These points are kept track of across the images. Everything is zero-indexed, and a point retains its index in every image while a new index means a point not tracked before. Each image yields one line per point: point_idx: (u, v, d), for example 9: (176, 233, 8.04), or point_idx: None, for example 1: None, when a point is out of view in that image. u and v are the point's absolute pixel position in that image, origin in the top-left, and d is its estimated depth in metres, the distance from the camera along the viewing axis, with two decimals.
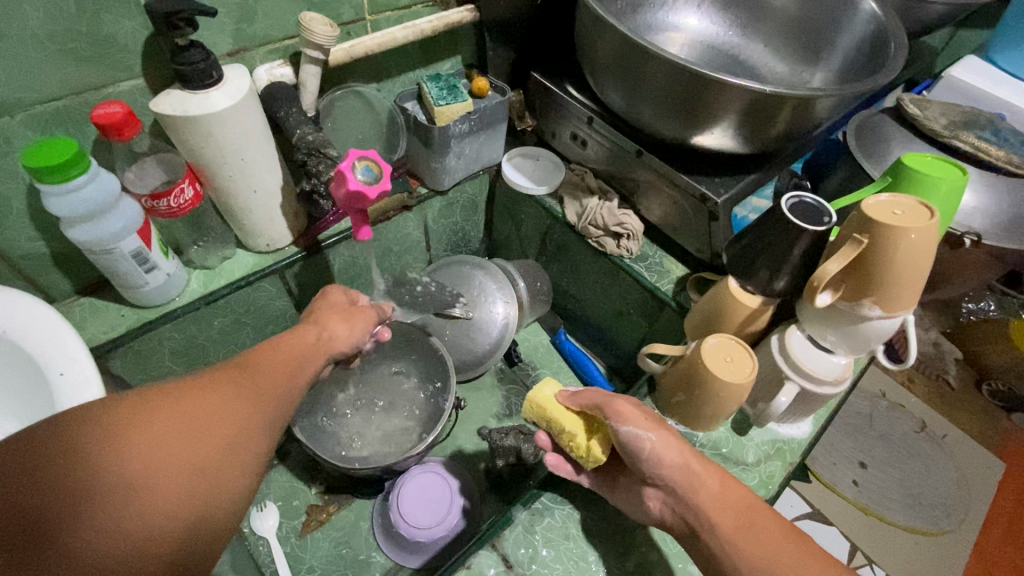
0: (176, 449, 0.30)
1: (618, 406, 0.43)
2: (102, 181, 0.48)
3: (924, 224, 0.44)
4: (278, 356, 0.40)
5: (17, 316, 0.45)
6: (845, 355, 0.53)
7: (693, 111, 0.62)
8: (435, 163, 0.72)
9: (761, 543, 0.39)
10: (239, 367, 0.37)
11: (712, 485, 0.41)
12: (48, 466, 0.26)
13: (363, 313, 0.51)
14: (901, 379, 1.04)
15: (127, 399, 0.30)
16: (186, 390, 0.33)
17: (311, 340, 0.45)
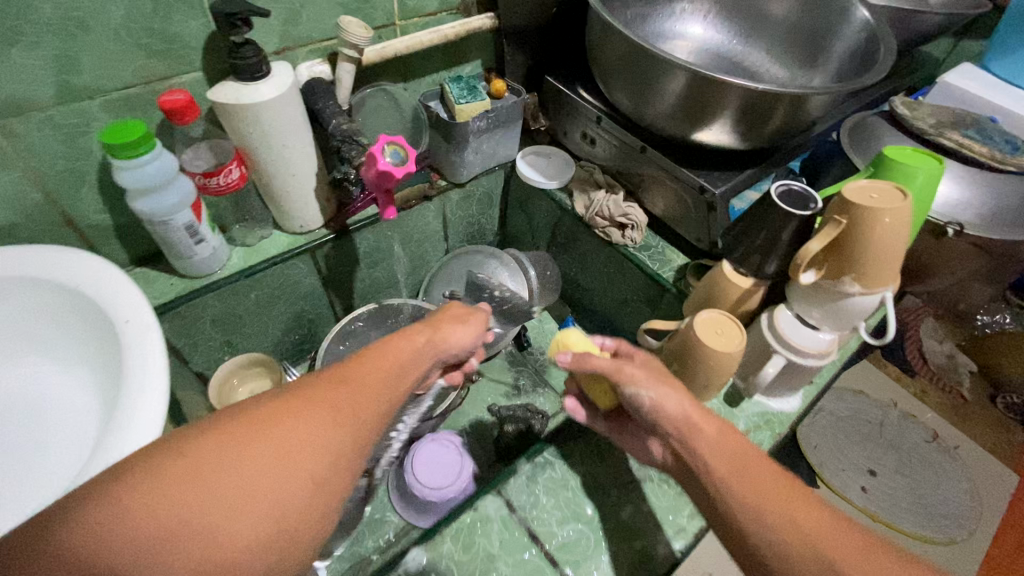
0: (258, 489, 0.31)
1: (624, 368, 0.46)
2: (165, 160, 0.55)
3: (900, 206, 0.48)
4: (380, 372, 0.40)
5: (89, 271, 0.51)
6: (831, 331, 0.57)
7: (694, 109, 0.67)
8: (454, 157, 0.78)
9: (753, 486, 0.38)
10: (340, 387, 0.37)
11: (710, 432, 0.42)
12: (144, 499, 0.28)
13: (475, 316, 0.50)
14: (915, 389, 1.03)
15: (220, 434, 0.32)
16: (275, 420, 0.34)
17: (416, 348, 0.44)
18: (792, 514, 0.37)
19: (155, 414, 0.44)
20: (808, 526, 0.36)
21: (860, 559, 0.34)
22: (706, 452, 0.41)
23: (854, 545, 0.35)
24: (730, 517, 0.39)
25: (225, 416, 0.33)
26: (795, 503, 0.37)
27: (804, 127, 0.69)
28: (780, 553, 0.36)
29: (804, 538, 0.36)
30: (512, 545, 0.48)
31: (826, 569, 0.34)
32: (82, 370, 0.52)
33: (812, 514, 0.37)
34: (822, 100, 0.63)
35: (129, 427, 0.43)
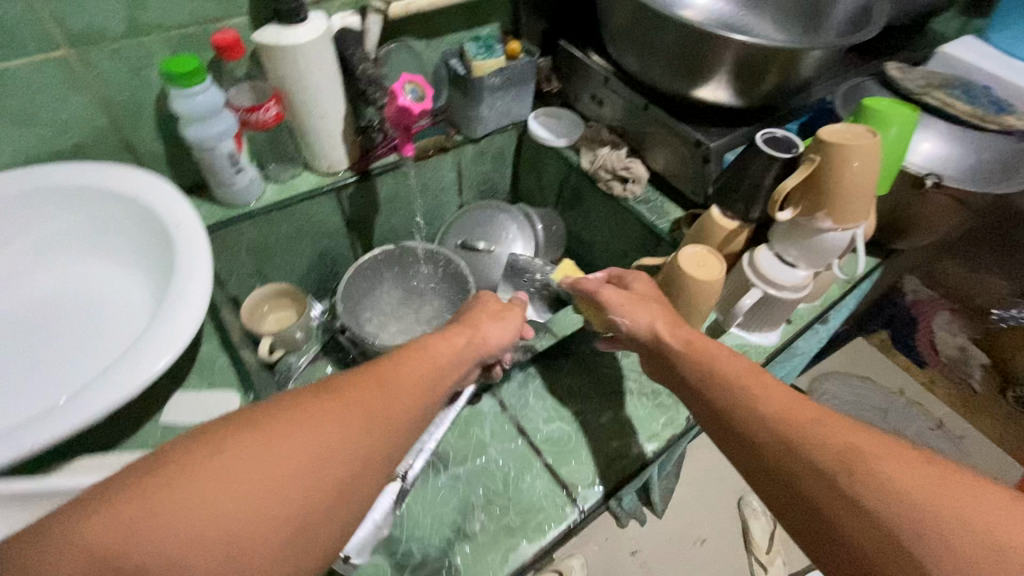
0: (284, 489, 0.33)
1: (607, 289, 0.58)
2: (213, 93, 0.62)
3: (870, 144, 0.53)
4: (409, 377, 0.43)
5: (146, 185, 0.59)
6: (806, 269, 0.62)
7: (694, 66, 0.71)
8: (470, 111, 0.84)
9: (719, 370, 0.48)
10: (371, 388, 0.40)
11: (676, 346, 0.52)
12: (173, 497, 0.30)
13: (511, 315, 0.57)
14: (926, 381, 1.52)
15: (253, 432, 0.34)
16: (306, 419, 0.36)
17: (442, 359, 0.47)
18: (767, 403, 0.44)
19: (200, 299, 0.51)
20: (778, 409, 0.43)
21: (818, 430, 0.41)
22: (702, 361, 0.50)
23: (817, 420, 0.41)
24: (717, 408, 0.47)
25: (257, 413, 0.35)
26: (772, 396, 0.45)
27: (798, 86, 0.74)
28: (753, 430, 0.43)
29: (774, 417, 0.43)
30: (501, 436, 0.56)
31: (789, 437, 0.41)
32: (128, 272, 0.59)
33: (785, 402, 0.44)
34: (813, 58, 0.68)
35: (179, 307, 0.50)
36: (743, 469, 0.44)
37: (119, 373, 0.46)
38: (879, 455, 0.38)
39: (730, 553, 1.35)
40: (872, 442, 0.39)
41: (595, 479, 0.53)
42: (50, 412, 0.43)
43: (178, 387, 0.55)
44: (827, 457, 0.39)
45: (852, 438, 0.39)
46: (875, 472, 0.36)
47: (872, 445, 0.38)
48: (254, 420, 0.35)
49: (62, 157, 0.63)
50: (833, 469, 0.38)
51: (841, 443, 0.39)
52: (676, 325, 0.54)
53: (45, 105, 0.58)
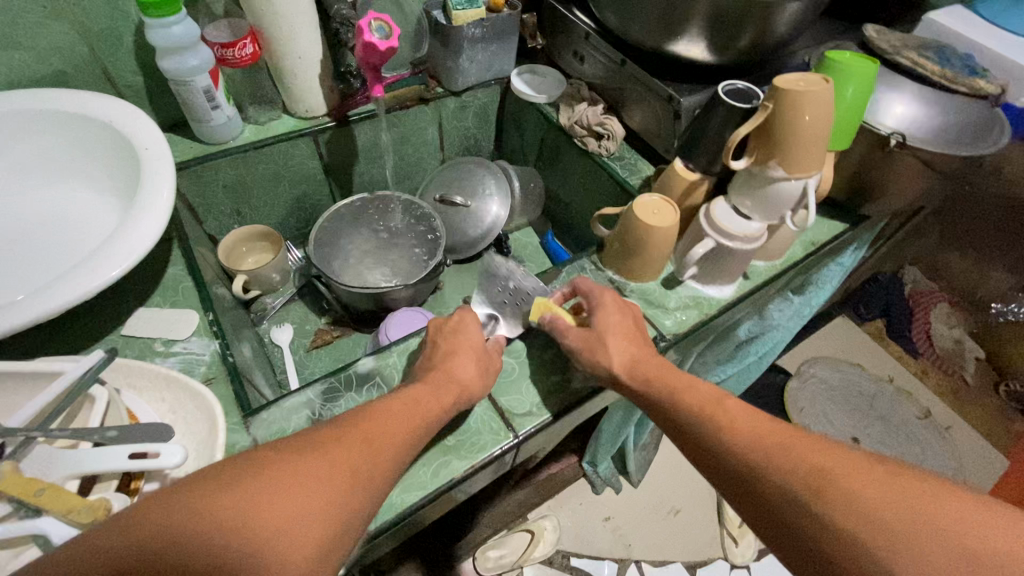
0: (265, 519, 0.34)
1: (569, 332, 0.57)
2: (189, 26, 0.63)
3: (823, 92, 0.53)
4: (391, 423, 0.44)
5: (119, 110, 0.61)
6: (761, 221, 0.62)
7: (668, 19, 0.71)
8: (450, 62, 0.85)
9: (684, 394, 0.51)
10: (352, 434, 0.42)
11: (651, 367, 0.54)
12: (158, 523, 0.32)
13: (489, 362, 0.55)
14: (919, 372, 1.49)
15: (243, 468, 0.36)
16: (277, 473, 0.37)
17: (420, 407, 0.47)
18: (734, 430, 0.47)
19: (161, 216, 0.54)
20: (750, 441, 0.45)
21: (791, 457, 0.43)
22: (677, 398, 0.51)
23: (786, 446, 0.44)
24: (699, 443, 0.49)
25: (235, 465, 0.37)
26: (739, 423, 0.47)
27: (773, 44, 0.73)
28: (733, 463, 0.45)
29: (749, 453, 0.45)
30: None
31: (762, 465, 0.44)
32: (101, 194, 0.61)
33: (755, 432, 0.46)
34: (785, 14, 0.68)
35: (141, 222, 0.52)
36: (735, 505, 0.46)
37: (76, 277, 0.48)
38: (849, 475, 0.40)
39: (702, 526, 1.36)
40: (838, 462, 0.41)
41: (532, 410, 0.56)
42: (8, 307, 0.46)
43: (142, 304, 0.58)
44: (801, 485, 0.41)
45: (822, 461, 0.42)
46: (847, 493, 0.39)
47: (836, 462, 0.41)
48: (230, 473, 0.36)
49: (44, 84, 0.65)
50: (807, 495, 0.40)
51: (812, 467, 0.42)
52: (634, 365, 0.55)
53: (26, 30, 0.60)
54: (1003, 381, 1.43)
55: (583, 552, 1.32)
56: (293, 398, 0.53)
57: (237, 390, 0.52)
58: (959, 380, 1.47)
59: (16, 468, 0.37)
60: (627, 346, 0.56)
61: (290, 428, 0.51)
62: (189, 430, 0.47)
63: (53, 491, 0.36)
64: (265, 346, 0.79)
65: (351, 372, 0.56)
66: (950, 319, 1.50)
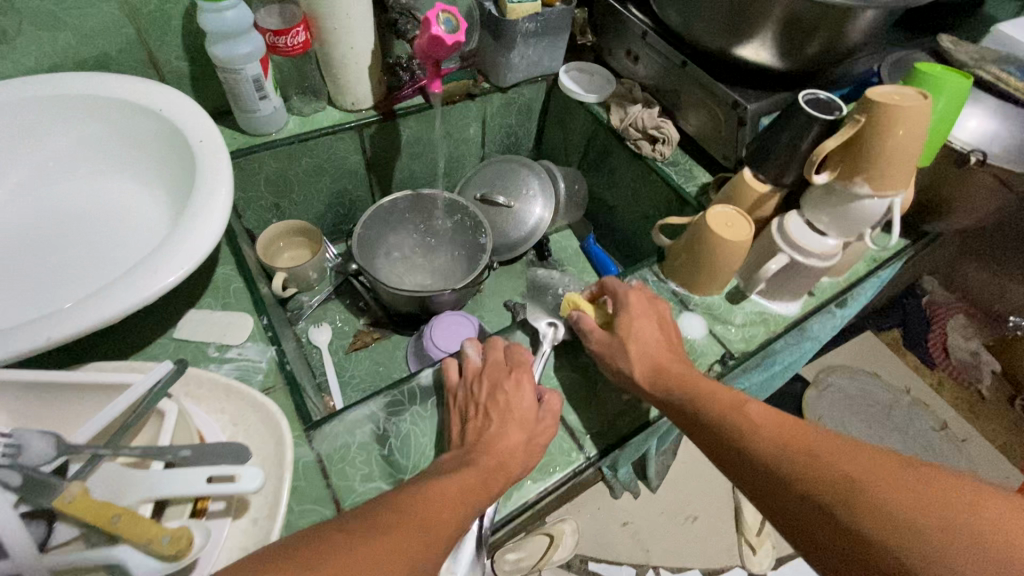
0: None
1: (596, 336, 0.55)
2: (242, 11, 0.60)
3: (920, 108, 0.50)
4: (458, 497, 0.41)
5: (169, 100, 0.58)
6: (837, 237, 0.60)
7: (739, 20, 0.68)
8: (501, 57, 0.81)
9: (704, 395, 0.50)
10: (427, 504, 0.39)
11: (678, 369, 0.52)
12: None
13: (542, 427, 0.49)
14: (936, 382, 1.49)
15: (325, 540, 0.34)
16: (347, 554, 0.33)
17: (478, 477, 0.43)
18: (754, 435, 0.45)
19: (220, 215, 0.51)
20: (771, 448, 0.44)
21: (814, 461, 0.41)
22: (696, 406, 0.49)
23: (810, 452, 0.42)
24: (721, 446, 0.47)
25: (295, 549, 0.33)
26: (761, 426, 0.45)
27: (844, 52, 0.71)
28: (758, 468, 0.44)
29: (770, 458, 0.43)
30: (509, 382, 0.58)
31: (782, 466, 0.43)
32: (149, 188, 0.58)
33: (779, 437, 0.44)
34: (864, 21, 0.65)
35: (199, 221, 0.50)
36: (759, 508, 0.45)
37: (134, 280, 0.45)
38: (875, 479, 0.39)
39: (719, 534, 1.35)
40: (863, 466, 0.39)
41: (600, 429, 0.54)
42: (63, 310, 0.43)
43: (193, 305, 0.55)
44: (826, 493, 0.40)
45: (846, 466, 0.40)
46: (870, 496, 0.38)
47: (858, 463, 0.40)
48: (293, 560, 0.32)
49: (88, 67, 0.62)
50: (832, 503, 0.39)
51: (838, 474, 0.40)
52: (658, 370, 0.52)
53: (73, 9, 0.58)
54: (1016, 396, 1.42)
55: (601, 556, 1.31)
56: (356, 411, 0.50)
57: (300, 401, 0.50)
58: (975, 393, 1.45)
59: (86, 490, 0.34)
60: (650, 356, 0.53)
61: (355, 443, 0.49)
62: (255, 445, 0.45)
63: (130, 516, 0.34)
64: (305, 348, 0.76)
65: (414, 385, 0.54)
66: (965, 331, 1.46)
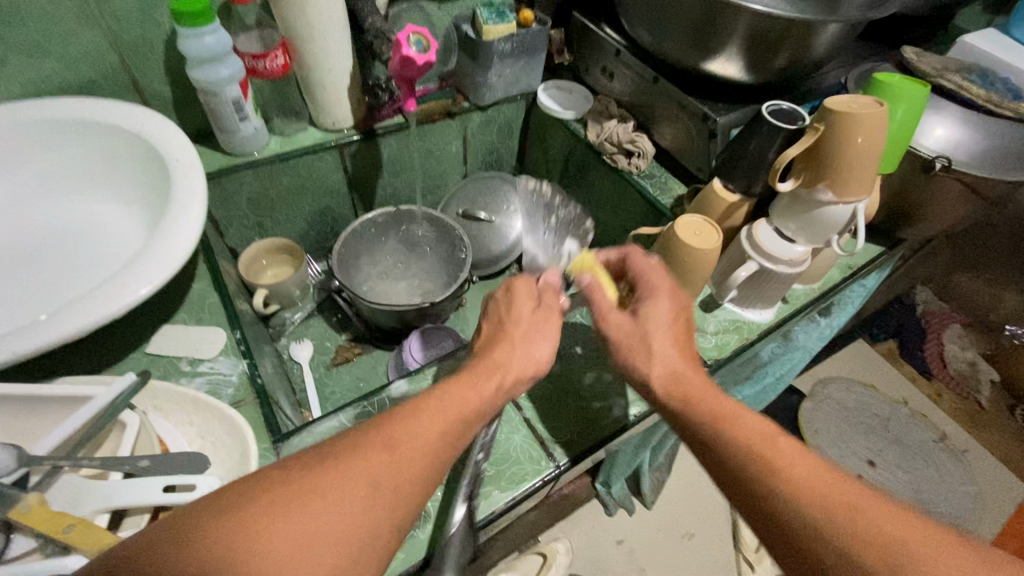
0: (299, 529, 0.31)
1: (608, 320, 0.53)
2: (221, 36, 0.62)
3: (877, 114, 0.52)
4: (438, 417, 0.40)
5: (149, 122, 0.59)
6: (806, 244, 0.61)
7: (705, 36, 0.70)
8: (478, 77, 0.83)
9: (724, 418, 0.44)
10: (400, 425, 0.38)
11: (693, 381, 0.48)
12: (198, 524, 0.30)
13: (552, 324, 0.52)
14: (934, 394, 1.46)
15: (295, 468, 0.34)
16: (312, 482, 0.33)
17: (460, 401, 0.42)
18: (786, 476, 0.39)
19: (193, 230, 0.52)
20: (799, 485, 0.38)
21: (850, 514, 0.36)
22: (717, 429, 0.44)
23: (858, 511, 0.36)
24: (735, 475, 0.41)
25: (257, 480, 0.33)
26: (798, 468, 0.39)
27: (810, 65, 0.72)
28: (780, 513, 0.38)
29: (805, 507, 0.37)
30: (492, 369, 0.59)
31: (819, 515, 0.36)
32: (127, 206, 0.59)
33: (809, 476, 0.39)
34: (826, 34, 0.67)
35: (172, 237, 0.51)
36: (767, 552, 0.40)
37: (103, 294, 0.46)
38: (929, 549, 0.34)
39: (716, 550, 1.33)
40: (928, 547, 0.33)
41: (571, 437, 0.53)
42: (30, 325, 0.44)
43: (167, 321, 0.56)
44: (867, 555, 0.34)
45: (893, 527, 0.35)
46: None
47: (920, 543, 0.34)
48: (253, 493, 0.32)
49: (72, 92, 0.65)
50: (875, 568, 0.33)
51: (881, 533, 0.35)
52: (675, 380, 0.48)
53: (56, 37, 0.60)
54: (1017, 405, 1.41)
55: None
56: (326, 422, 0.51)
57: (269, 413, 0.50)
58: (973, 402, 1.44)
59: (43, 500, 0.35)
60: (668, 358, 0.49)
61: None
62: (219, 458, 0.45)
63: (82, 527, 0.34)
64: (285, 363, 0.77)
65: (384, 396, 0.54)
66: (963, 341, 1.47)
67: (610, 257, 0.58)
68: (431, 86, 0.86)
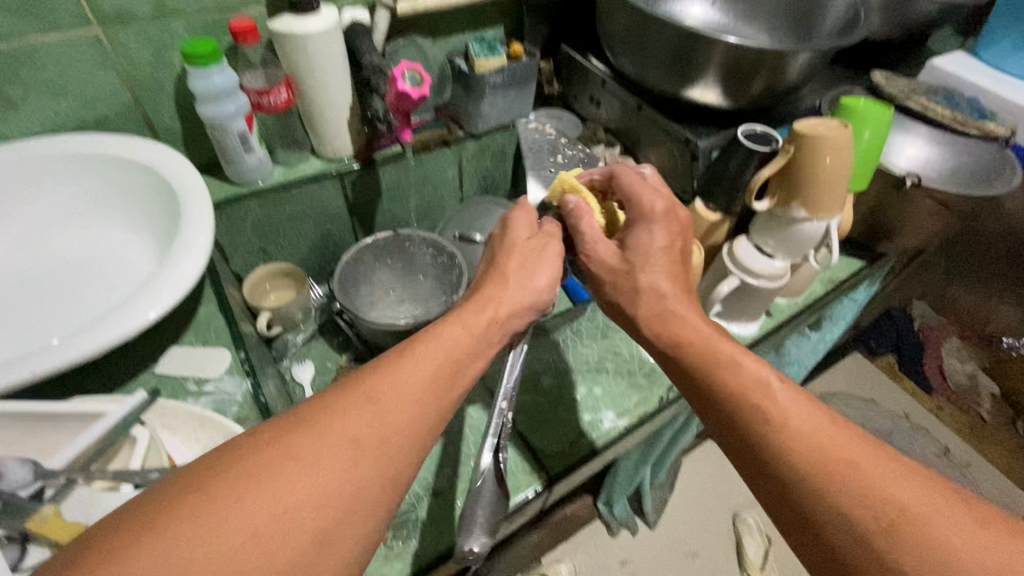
0: (292, 480, 0.33)
1: (597, 245, 0.56)
2: (229, 74, 0.67)
3: (842, 136, 0.55)
4: (421, 371, 0.42)
5: (161, 155, 0.63)
6: (784, 259, 0.63)
7: (683, 66, 0.74)
8: (472, 107, 0.88)
9: (720, 367, 0.47)
10: (383, 381, 0.41)
11: (691, 328, 0.50)
12: (195, 482, 0.32)
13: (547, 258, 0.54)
14: (934, 408, 1.47)
15: (284, 427, 0.36)
16: (300, 438, 0.35)
17: (433, 362, 0.43)
18: (784, 426, 0.42)
19: (201, 255, 0.55)
20: (797, 439, 0.41)
21: (852, 479, 0.38)
22: (715, 378, 0.46)
23: (854, 464, 0.39)
24: (739, 433, 0.44)
25: (249, 439, 0.35)
26: (796, 417, 0.42)
27: (786, 90, 0.76)
28: (774, 456, 0.41)
29: (799, 453, 0.40)
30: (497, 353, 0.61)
31: (812, 459, 0.40)
32: (138, 235, 0.63)
33: (811, 438, 0.41)
34: (797, 62, 0.70)
35: (181, 262, 0.54)
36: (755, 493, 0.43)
37: (116, 317, 0.49)
38: (927, 507, 0.36)
39: (721, 570, 1.31)
40: (912, 493, 0.37)
41: (563, 449, 0.54)
42: (47, 348, 0.47)
43: (175, 342, 0.58)
44: (867, 517, 0.36)
45: (893, 489, 0.37)
46: (914, 527, 0.35)
47: (907, 492, 0.37)
48: (245, 451, 0.34)
49: (88, 128, 0.69)
50: (874, 531, 0.36)
51: (881, 495, 0.37)
52: (664, 322, 0.51)
53: (75, 78, 0.64)
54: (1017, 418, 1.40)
55: None
56: None
57: None
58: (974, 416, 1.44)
59: (59, 512, 0.38)
60: (660, 297, 0.52)
61: None
62: None
63: None
64: (287, 385, 0.78)
65: None
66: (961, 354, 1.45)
67: (595, 178, 0.61)
68: (427, 116, 0.91)
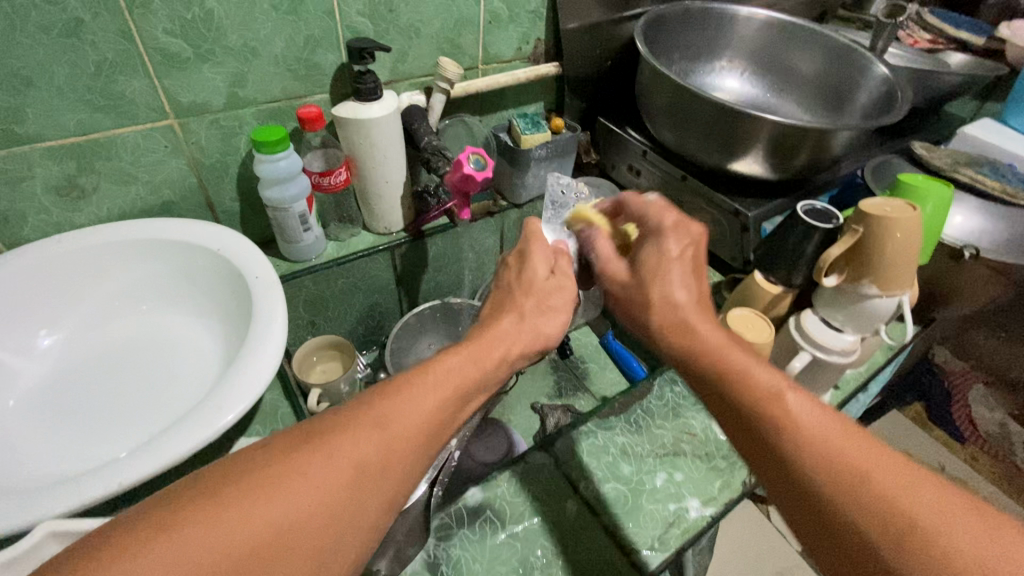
0: (287, 500, 0.31)
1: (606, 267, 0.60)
2: (293, 160, 0.68)
3: (910, 216, 0.56)
4: (429, 397, 0.41)
5: (227, 241, 0.64)
6: (854, 334, 0.63)
7: (730, 141, 0.76)
8: (516, 179, 0.89)
9: (733, 363, 0.46)
10: (391, 404, 0.39)
11: (713, 339, 0.49)
12: (196, 490, 0.30)
13: (563, 309, 0.56)
14: (970, 457, 1.37)
15: (290, 443, 0.35)
16: (299, 458, 0.34)
17: (445, 390, 0.42)
18: (798, 428, 0.40)
19: (274, 351, 0.54)
20: (812, 443, 0.39)
21: (865, 485, 0.36)
22: (728, 377, 0.45)
23: (864, 470, 0.36)
24: (752, 430, 0.42)
25: (255, 451, 0.34)
26: (810, 419, 0.40)
27: (829, 162, 0.78)
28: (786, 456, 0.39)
29: (813, 451, 0.38)
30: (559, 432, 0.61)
31: (828, 455, 0.38)
32: (202, 321, 0.63)
33: (826, 439, 0.39)
34: (844, 138, 0.73)
35: (249, 362, 0.52)
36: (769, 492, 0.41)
37: (193, 420, 0.47)
38: (940, 516, 0.34)
39: None
40: (921, 499, 0.35)
41: (652, 544, 0.52)
42: (114, 462, 0.44)
43: (243, 434, 0.57)
44: (879, 525, 0.34)
45: (908, 499, 0.35)
46: (930, 538, 0.33)
47: (917, 499, 0.35)
48: (248, 463, 0.33)
49: (152, 212, 0.70)
50: (877, 530, 0.34)
51: (893, 506, 0.35)
52: (685, 332, 0.51)
53: (145, 167, 0.65)
54: None
55: None
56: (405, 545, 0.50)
57: None
58: (1009, 465, 1.34)
59: None
60: (674, 307, 0.52)
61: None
62: None
63: None
64: None
65: (461, 506, 0.52)
66: (989, 402, 1.43)
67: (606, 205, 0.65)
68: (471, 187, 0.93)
